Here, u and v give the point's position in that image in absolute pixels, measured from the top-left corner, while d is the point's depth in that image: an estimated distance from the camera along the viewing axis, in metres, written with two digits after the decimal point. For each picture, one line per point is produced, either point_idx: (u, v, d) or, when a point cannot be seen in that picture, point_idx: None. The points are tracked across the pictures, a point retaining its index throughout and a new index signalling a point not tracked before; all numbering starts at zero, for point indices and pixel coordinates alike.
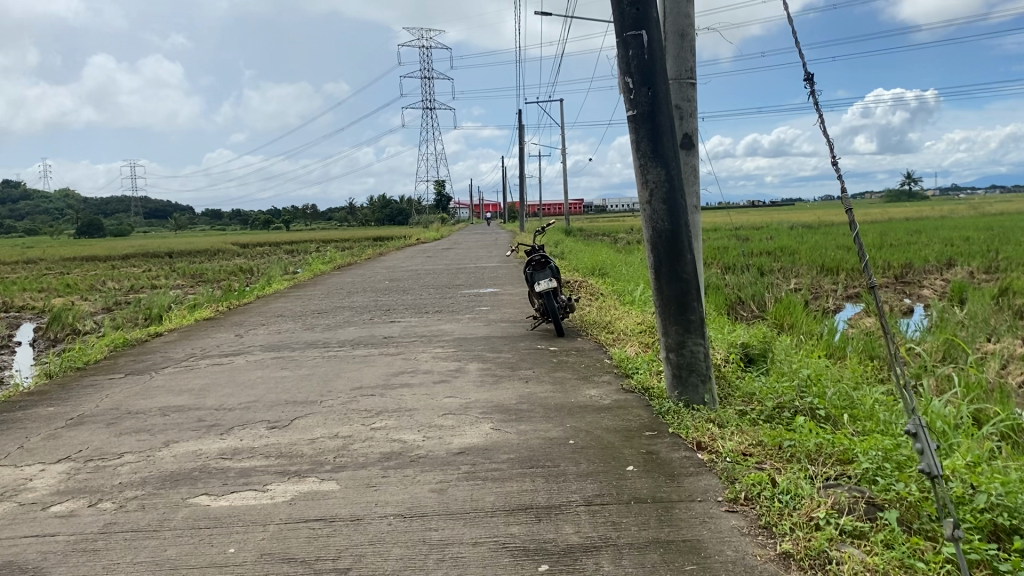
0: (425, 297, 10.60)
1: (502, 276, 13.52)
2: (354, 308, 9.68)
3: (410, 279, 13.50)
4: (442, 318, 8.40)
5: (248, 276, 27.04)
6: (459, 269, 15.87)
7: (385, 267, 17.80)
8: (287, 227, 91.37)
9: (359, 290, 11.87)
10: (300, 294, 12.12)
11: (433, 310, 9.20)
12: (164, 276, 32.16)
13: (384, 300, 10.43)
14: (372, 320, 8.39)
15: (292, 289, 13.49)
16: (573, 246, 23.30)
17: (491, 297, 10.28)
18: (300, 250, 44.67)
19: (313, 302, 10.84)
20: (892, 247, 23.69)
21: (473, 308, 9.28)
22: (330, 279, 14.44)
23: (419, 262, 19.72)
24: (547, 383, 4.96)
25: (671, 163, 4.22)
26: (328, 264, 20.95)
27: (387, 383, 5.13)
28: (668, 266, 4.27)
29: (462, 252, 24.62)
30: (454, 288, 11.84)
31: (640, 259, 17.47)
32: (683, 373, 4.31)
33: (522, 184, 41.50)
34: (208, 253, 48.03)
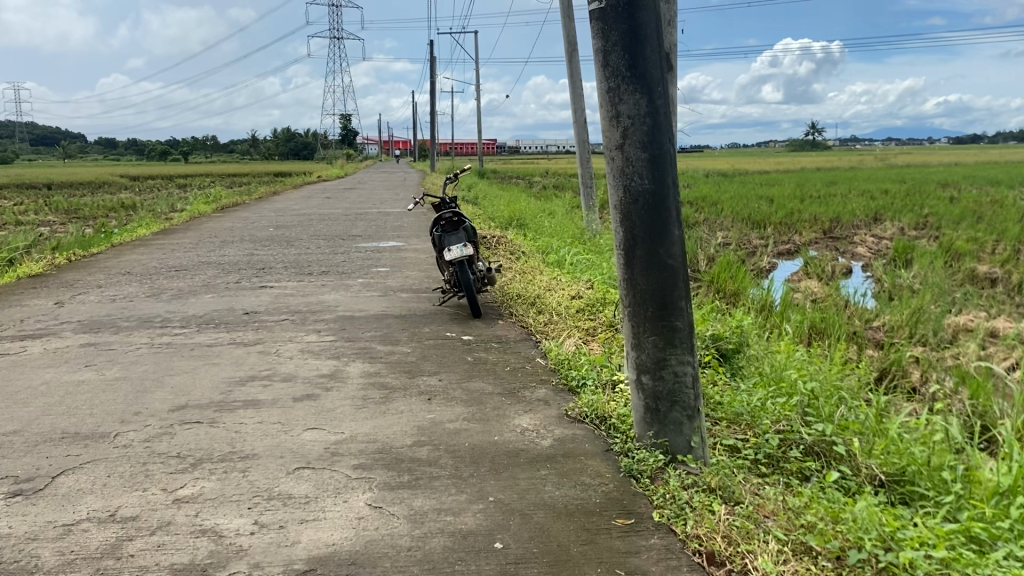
0: (312, 252, 8.90)
1: (408, 226, 11.89)
2: (221, 266, 7.93)
3: (300, 227, 11.70)
4: (330, 284, 6.78)
5: (130, 212, 24.42)
6: (360, 216, 14.11)
7: (276, 210, 15.81)
8: (184, 159, 86.20)
9: (236, 241, 10.04)
10: (165, 243, 10.20)
11: (318, 271, 7.54)
12: (34, 210, 29.02)
13: (262, 255, 8.68)
14: (239, 286, 6.69)
15: (160, 234, 11.51)
16: (487, 190, 21.74)
17: (392, 254, 8.68)
18: (194, 184, 41.54)
19: (176, 253, 8.98)
20: (816, 200, 22.98)
21: (369, 270, 7.67)
22: (207, 224, 12.45)
23: (317, 204, 17.80)
24: (459, 405, 3.48)
25: (656, 87, 2.75)
26: (214, 203, 18.75)
27: (227, 401, 3.56)
28: (645, 245, 2.82)
29: (366, 194, 22.67)
30: (350, 240, 10.16)
31: (560, 209, 16.05)
32: (661, 406, 2.89)
33: (432, 121, 39.45)
34: (90, 185, 44.44)
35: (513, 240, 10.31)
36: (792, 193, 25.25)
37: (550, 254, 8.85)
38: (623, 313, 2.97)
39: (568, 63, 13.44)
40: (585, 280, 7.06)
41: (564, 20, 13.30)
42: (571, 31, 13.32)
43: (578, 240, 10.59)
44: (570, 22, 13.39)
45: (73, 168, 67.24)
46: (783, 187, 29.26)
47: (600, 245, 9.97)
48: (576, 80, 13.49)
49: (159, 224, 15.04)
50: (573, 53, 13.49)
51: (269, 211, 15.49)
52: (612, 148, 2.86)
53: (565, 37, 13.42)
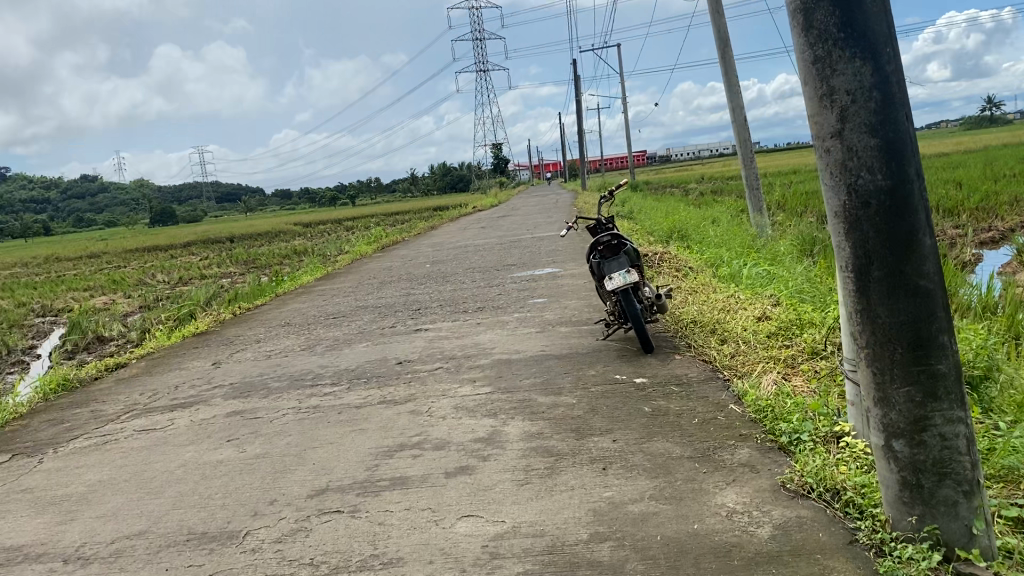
0: (467, 287, 8.48)
1: (564, 250, 11.33)
2: (377, 309, 7.64)
3: (455, 261, 11.39)
4: (486, 322, 6.27)
5: (299, 258, 25.35)
6: (514, 243, 13.72)
7: (432, 245, 15.72)
8: (349, 202, 90.36)
9: (393, 281, 9.82)
10: (324, 288, 10.13)
11: (473, 308, 7.08)
12: (215, 263, 30.81)
13: (418, 294, 8.36)
14: (392, 331, 6.32)
15: (321, 279, 11.55)
16: (643, 203, 20.93)
17: (551, 282, 8.12)
18: (358, 225, 43.10)
19: (333, 299, 8.83)
20: (1013, 178, 20.61)
21: (526, 302, 7.13)
22: (365, 265, 12.43)
23: (472, 234, 17.63)
24: (643, 475, 2.82)
25: (884, 47, 2.01)
26: (373, 242, 19.01)
27: (371, 481, 3.06)
28: (884, 264, 2.07)
29: (520, 220, 22.41)
30: (505, 270, 9.70)
31: (724, 216, 15.05)
32: (926, 482, 2.12)
33: (582, 140, 39.04)
34: (264, 235, 47.11)
35: (679, 255, 9.50)
36: (983, 173, 22.83)
37: (722, 268, 8.00)
38: (857, 357, 2.22)
39: (722, 60, 12.53)
40: (770, 296, 6.19)
41: (713, 16, 12.43)
42: (722, 26, 12.42)
43: (751, 249, 9.64)
44: (720, 16, 12.50)
45: (251, 220, 71.95)
46: (971, 168, 26.54)
47: (777, 252, 8.99)
48: (732, 77, 12.55)
49: (322, 268, 15.29)
50: (726, 49, 12.57)
51: (425, 246, 15.41)
52: (826, 137, 2.14)
53: (716, 33, 12.53)
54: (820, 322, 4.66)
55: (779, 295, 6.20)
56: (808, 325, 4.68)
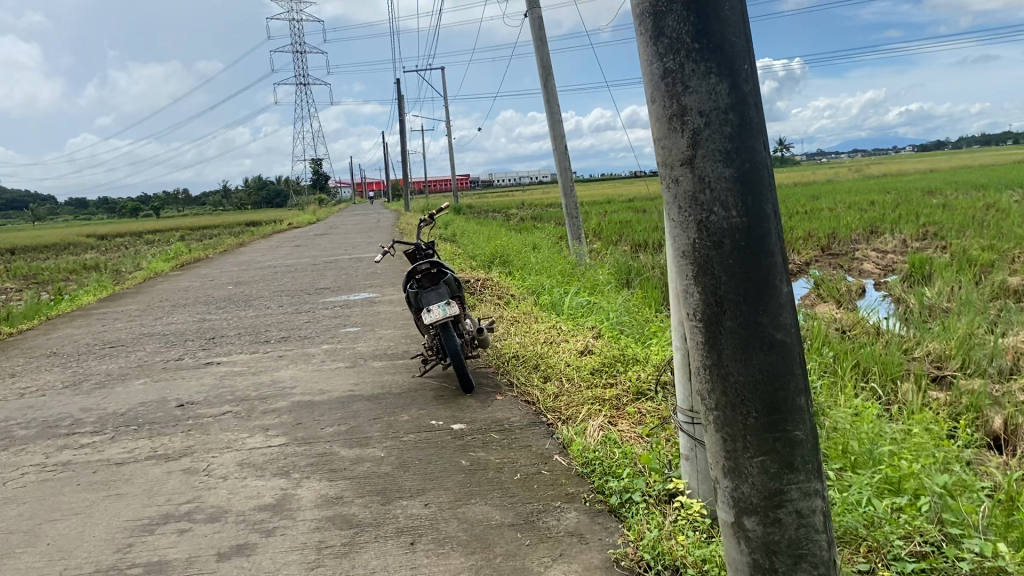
0: (273, 313, 7.80)
1: (382, 274, 10.82)
2: (167, 338, 6.82)
3: (263, 283, 10.58)
4: (289, 355, 5.67)
5: (91, 274, 23.15)
6: (330, 265, 13.04)
7: (240, 263, 14.70)
8: (155, 214, 84.89)
9: (190, 304, 8.92)
10: (109, 311, 9.05)
11: (278, 338, 6.43)
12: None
13: (217, 321, 7.58)
14: (180, 365, 5.57)
15: (108, 299, 10.38)
16: (465, 227, 20.77)
17: (365, 309, 7.60)
18: (164, 239, 40.36)
19: (118, 324, 7.85)
20: (805, 215, 22.24)
21: (337, 331, 6.57)
22: (161, 285, 11.33)
23: (285, 253, 16.72)
24: (457, 551, 2.40)
25: (741, 64, 1.73)
26: (175, 259, 17.59)
27: (120, 568, 2.45)
28: (738, 316, 1.78)
29: (338, 239, 21.62)
30: (318, 294, 9.06)
31: (545, 242, 15.08)
32: (779, 565, 1.85)
33: (404, 161, 38.62)
34: (54, 247, 43.04)
35: (500, 282, 9.26)
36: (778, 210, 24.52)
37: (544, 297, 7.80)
38: (703, 419, 1.92)
39: (544, 87, 12.54)
40: (591, 328, 6.00)
41: (536, 42, 12.43)
42: (544, 54, 12.45)
43: (571, 277, 9.58)
44: (543, 43, 12.52)
45: (40, 230, 65.83)
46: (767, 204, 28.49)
47: (596, 282, 8.94)
48: (553, 104, 12.58)
49: (113, 287, 13.90)
50: (548, 77, 12.60)
51: (233, 265, 14.39)
52: (673, 163, 1.83)
53: (538, 60, 12.53)
54: (644, 359, 4.46)
55: (600, 326, 6.02)
56: (631, 362, 4.46)
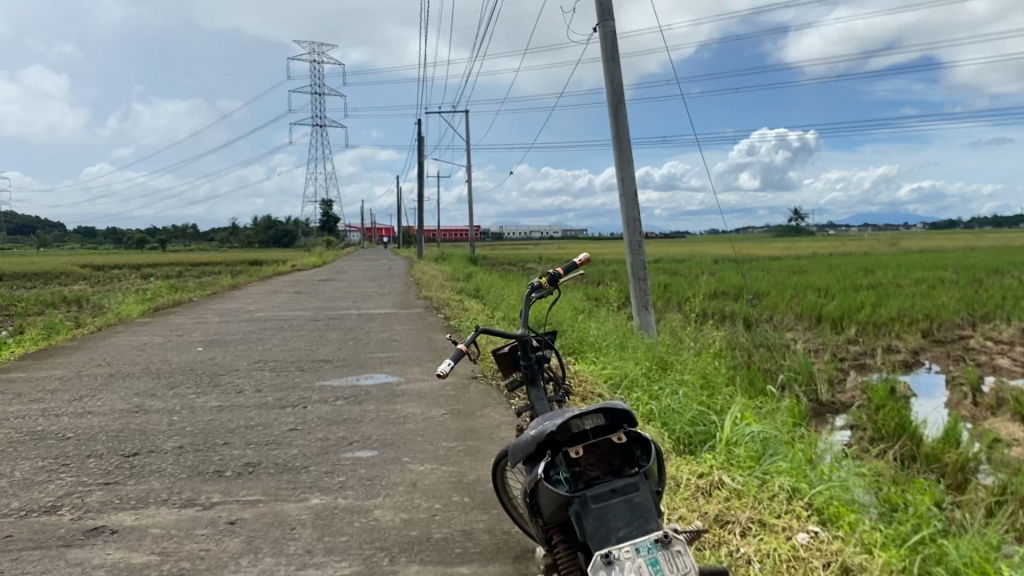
0: (244, 405, 5.19)
1: (402, 343, 8.26)
2: (63, 448, 4.22)
3: (243, 347, 7.99)
4: (246, 523, 3.05)
5: (66, 309, 20.58)
6: (333, 322, 10.49)
7: (226, 313, 12.14)
8: (163, 248, 83.07)
9: (135, 378, 6.33)
10: (18, 378, 6.42)
11: (239, 467, 3.82)
12: None
13: (158, 415, 4.98)
14: (38, 536, 2.94)
15: (35, 356, 7.77)
16: (493, 282, 18.29)
17: (385, 409, 4.98)
18: (163, 275, 38.10)
19: (13, 410, 5.24)
20: (873, 290, 19.67)
21: (335, 459, 3.94)
22: (115, 339, 8.76)
23: (284, 303, 14.19)
24: None
25: None
26: (152, 301, 15.03)
27: None
28: None
29: (346, 287, 19.17)
30: (314, 371, 6.46)
31: (597, 308, 12.56)
32: None
33: (423, 207, 36.43)
34: (50, 275, 41.00)
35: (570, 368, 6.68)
36: (840, 283, 22.01)
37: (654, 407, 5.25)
38: None
39: (613, 118, 10.12)
40: (793, 505, 3.38)
41: (608, 62, 10.08)
42: (617, 77, 10.04)
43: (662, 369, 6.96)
44: (615, 65, 10.14)
45: (44, 258, 63.93)
46: (820, 275, 25.96)
47: (707, 377, 6.40)
48: (622, 141, 10.14)
49: (68, 332, 11.33)
50: (618, 106, 10.18)
51: (216, 315, 11.83)
52: None
53: (608, 84, 10.14)
54: None
55: (807, 500, 3.41)
56: None
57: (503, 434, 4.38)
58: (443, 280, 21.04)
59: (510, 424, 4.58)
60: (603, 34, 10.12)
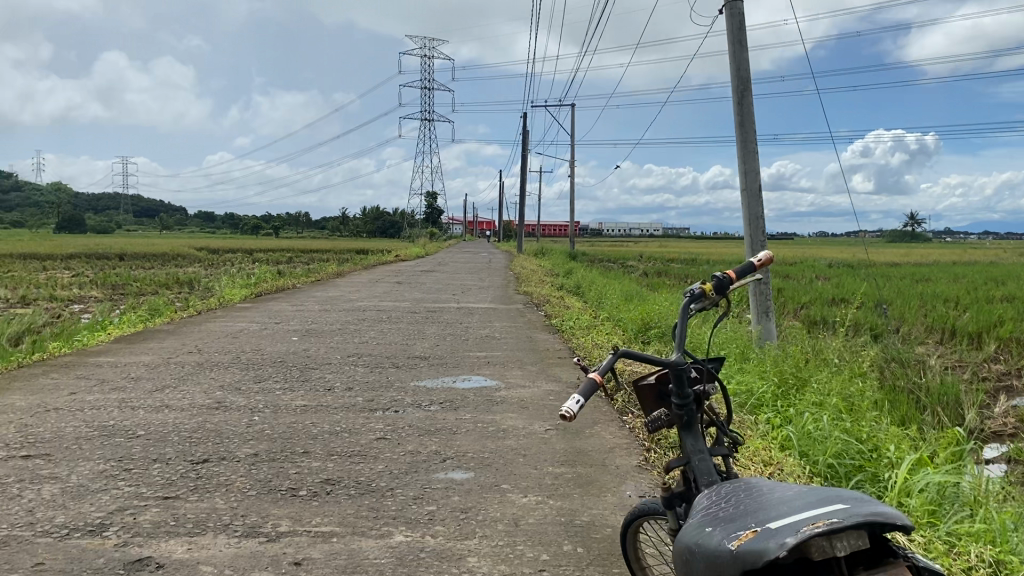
0: (329, 406, 4.70)
1: (501, 341, 7.70)
2: (130, 449, 3.81)
3: (336, 338, 7.59)
4: (313, 567, 2.51)
5: (175, 291, 21.01)
6: (430, 315, 10.05)
7: (324, 301, 11.87)
8: (272, 234, 85.62)
9: (223, 369, 5.97)
10: (106, 363, 6.17)
11: (315, 485, 3.30)
12: (83, 283, 26.05)
13: (237, 414, 4.54)
14: (73, 565, 2.48)
15: (129, 339, 7.57)
16: (597, 278, 17.61)
17: (483, 419, 4.39)
18: (270, 261, 38.91)
19: (90, 400, 4.91)
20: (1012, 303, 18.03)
21: (424, 480, 3.38)
22: (210, 324, 8.52)
23: (382, 292, 13.89)
24: None
25: None
26: (254, 286, 14.99)
27: None
28: None
29: (446, 279, 18.82)
30: (407, 370, 5.95)
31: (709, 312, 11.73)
32: None
33: (524, 199, 36.00)
34: (165, 257, 42.54)
35: None
36: (973, 294, 20.33)
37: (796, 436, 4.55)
38: None
39: (737, 107, 9.27)
40: None
41: (735, 45, 9.27)
42: (743, 61, 9.20)
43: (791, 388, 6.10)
44: (741, 49, 9.30)
45: (161, 239, 66.73)
46: (948, 283, 24.18)
47: (849, 397, 5.59)
48: (747, 131, 9.29)
49: (168, 314, 11.27)
50: (743, 94, 9.33)
51: (314, 302, 11.56)
52: None
53: (732, 70, 9.31)
54: None
55: None
56: None
57: (620, 460, 3.72)
58: (543, 275, 20.43)
59: (626, 449, 3.91)
60: (730, 15, 9.31)
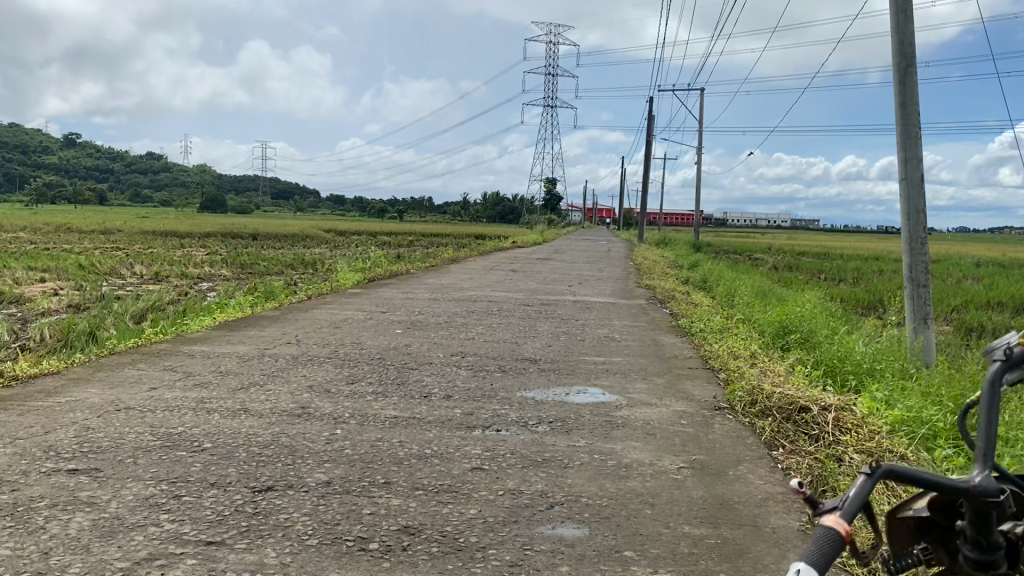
0: (423, 419, 4.06)
1: (621, 343, 6.92)
2: (189, 467, 3.27)
3: (440, 333, 6.99)
4: None
5: (296, 272, 21.13)
6: (544, 309, 9.34)
7: (436, 289, 11.35)
8: (394, 218, 87.22)
9: (315, 365, 5.45)
10: (196, 353, 5.75)
11: (389, 536, 2.65)
12: (212, 260, 26.77)
13: (318, 424, 3.96)
14: None
15: (229, 326, 7.20)
16: (725, 272, 16.49)
17: (601, 449, 3.65)
18: (391, 244, 39.18)
19: (167, 398, 4.45)
20: None
21: (523, 536, 2.67)
22: (314, 312, 8.10)
23: (497, 281, 13.30)
24: None
25: None
26: (369, 269, 14.69)
27: None
28: None
29: (563, 269, 18.10)
30: (515, 375, 5.25)
31: (854, 318, 10.51)
32: None
33: (647, 187, 34.85)
34: (291, 237, 43.63)
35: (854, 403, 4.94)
36: None
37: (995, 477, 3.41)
38: None
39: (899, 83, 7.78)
40: None
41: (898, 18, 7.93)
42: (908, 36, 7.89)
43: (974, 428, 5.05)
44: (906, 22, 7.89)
45: (290, 220, 68.89)
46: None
47: None
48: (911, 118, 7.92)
49: (279, 297, 11.02)
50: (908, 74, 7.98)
51: (425, 290, 11.05)
52: None
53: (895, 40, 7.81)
54: None
55: None
56: None
57: (775, 521, 2.91)
58: (666, 266, 19.40)
59: (783, 503, 3.11)
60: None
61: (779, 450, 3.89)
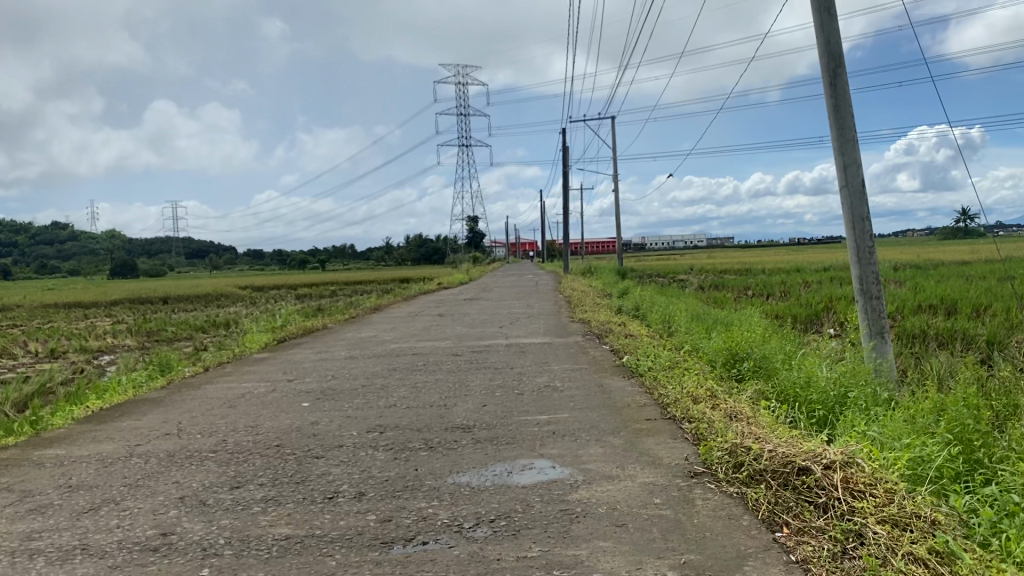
0: (324, 536, 3.08)
1: (561, 394, 6.04)
2: None
3: (353, 402, 5.98)
4: None
5: (206, 336, 19.72)
6: (472, 358, 8.40)
7: (354, 345, 10.31)
8: (315, 269, 85.36)
9: (195, 464, 4.39)
10: (45, 462, 4.62)
11: None
12: (116, 330, 25.03)
13: (180, 561, 2.95)
14: None
15: (100, 417, 6.03)
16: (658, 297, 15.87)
17: (562, 561, 2.74)
18: (312, 296, 37.87)
19: None
20: None
21: None
22: (208, 388, 6.98)
23: (420, 329, 12.32)
24: None
25: None
26: (281, 328, 13.52)
27: None
28: None
29: (490, 308, 17.25)
30: (440, 453, 4.30)
31: (803, 337, 9.87)
32: None
33: (567, 218, 34.49)
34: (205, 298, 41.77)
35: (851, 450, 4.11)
36: None
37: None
38: None
39: (829, 86, 7.02)
40: None
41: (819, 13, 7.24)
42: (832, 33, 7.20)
43: (984, 466, 4.27)
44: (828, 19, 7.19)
45: (205, 279, 66.50)
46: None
47: None
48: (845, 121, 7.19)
49: (176, 370, 9.81)
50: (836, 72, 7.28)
51: (341, 347, 9.99)
52: None
53: (821, 40, 7.07)
54: None
55: None
56: None
57: None
58: (596, 297, 18.72)
59: None
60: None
61: (783, 531, 3.05)
